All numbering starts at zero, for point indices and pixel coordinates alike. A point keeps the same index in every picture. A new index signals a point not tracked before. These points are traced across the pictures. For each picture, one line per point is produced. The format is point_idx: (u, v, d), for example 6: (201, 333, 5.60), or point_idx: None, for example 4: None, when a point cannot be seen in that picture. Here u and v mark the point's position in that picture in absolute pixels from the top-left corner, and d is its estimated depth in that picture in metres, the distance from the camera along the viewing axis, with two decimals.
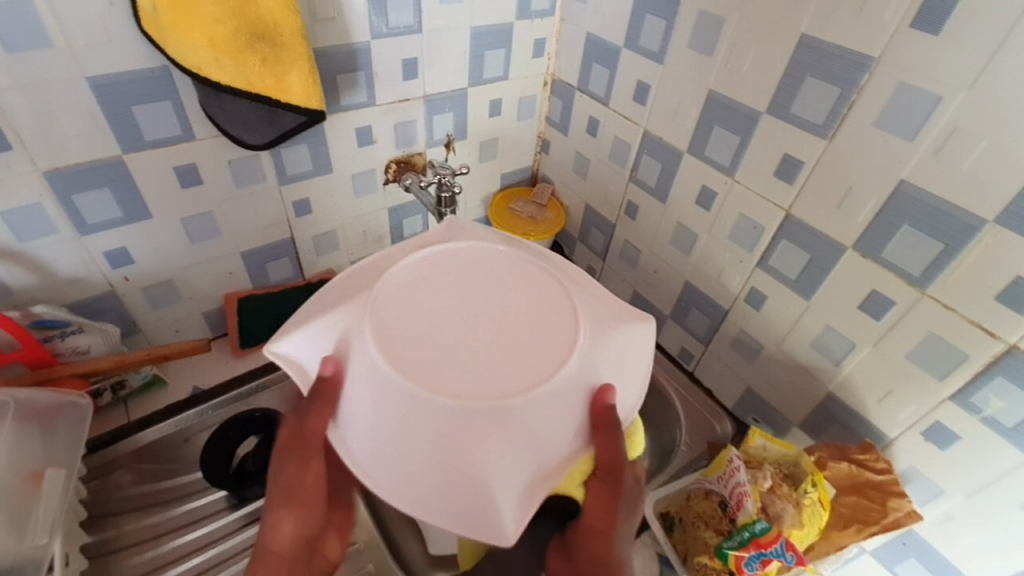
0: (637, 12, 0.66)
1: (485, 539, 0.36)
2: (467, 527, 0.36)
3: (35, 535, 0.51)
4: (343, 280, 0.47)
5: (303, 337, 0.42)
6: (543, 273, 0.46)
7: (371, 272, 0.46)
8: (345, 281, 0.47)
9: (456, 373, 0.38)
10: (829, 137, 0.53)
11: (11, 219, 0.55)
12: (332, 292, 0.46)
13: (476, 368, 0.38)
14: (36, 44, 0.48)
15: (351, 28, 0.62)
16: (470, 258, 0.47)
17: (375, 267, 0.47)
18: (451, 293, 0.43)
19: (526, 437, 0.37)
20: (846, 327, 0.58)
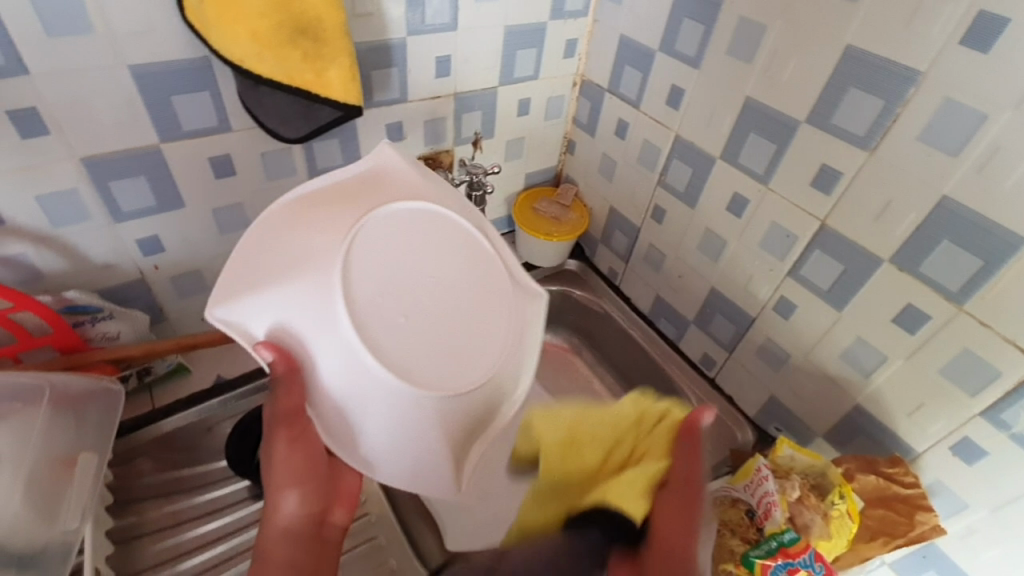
0: (673, 16, 0.66)
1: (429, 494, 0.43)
2: (419, 487, 0.43)
3: (66, 519, 0.51)
4: (282, 233, 0.44)
5: (255, 308, 0.41)
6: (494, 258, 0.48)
7: (321, 227, 0.43)
8: (288, 233, 0.43)
9: (424, 359, 0.41)
10: (871, 148, 0.52)
11: (46, 204, 0.55)
12: (273, 249, 0.43)
13: (435, 353, 0.41)
14: (78, 31, 0.48)
15: (388, 25, 0.62)
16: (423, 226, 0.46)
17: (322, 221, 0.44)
18: (409, 267, 0.43)
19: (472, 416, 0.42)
20: (878, 339, 0.58)
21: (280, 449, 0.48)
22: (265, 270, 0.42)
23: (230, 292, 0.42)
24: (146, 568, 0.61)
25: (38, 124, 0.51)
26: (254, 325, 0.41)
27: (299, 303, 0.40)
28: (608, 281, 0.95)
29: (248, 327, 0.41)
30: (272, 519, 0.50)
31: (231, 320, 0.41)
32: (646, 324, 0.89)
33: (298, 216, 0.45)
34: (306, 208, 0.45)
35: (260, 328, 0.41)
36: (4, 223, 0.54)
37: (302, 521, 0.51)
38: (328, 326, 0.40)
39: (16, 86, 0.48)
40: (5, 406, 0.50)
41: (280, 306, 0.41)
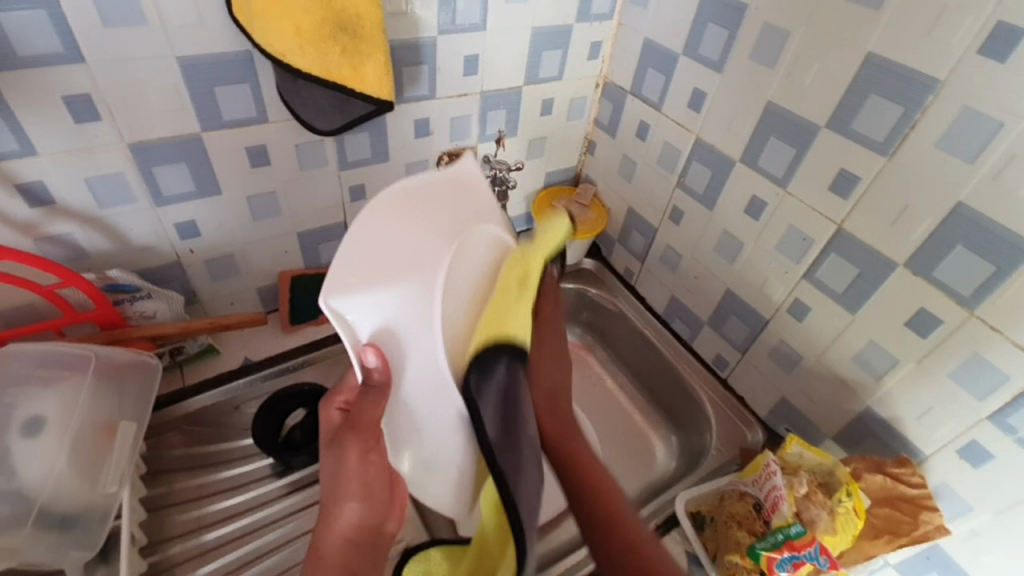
0: (698, 20, 0.67)
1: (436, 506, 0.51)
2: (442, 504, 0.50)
3: (105, 483, 0.54)
4: (387, 236, 0.43)
5: (379, 312, 0.44)
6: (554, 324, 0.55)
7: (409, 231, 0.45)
8: (391, 236, 0.44)
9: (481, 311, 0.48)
10: (889, 154, 0.53)
11: (94, 186, 0.59)
12: (376, 253, 0.43)
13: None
14: (132, 23, 0.51)
15: (420, 24, 0.65)
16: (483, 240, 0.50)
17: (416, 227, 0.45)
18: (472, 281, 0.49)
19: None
20: (890, 343, 0.59)
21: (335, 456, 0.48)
22: (376, 274, 0.43)
23: (354, 285, 0.43)
24: (174, 536, 0.64)
25: (91, 110, 0.54)
26: (358, 328, 0.43)
27: (403, 312, 0.45)
28: (623, 280, 0.97)
29: (365, 327, 0.44)
30: (329, 535, 0.46)
31: (341, 314, 0.42)
32: (660, 325, 0.91)
33: (383, 222, 0.43)
34: (399, 213, 0.44)
35: (364, 332, 0.44)
36: (55, 202, 0.58)
37: (363, 537, 0.47)
38: (423, 337, 0.45)
39: (73, 74, 0.51)
40: (53, 374, 0.56)
41: (383, 312, 0.44)
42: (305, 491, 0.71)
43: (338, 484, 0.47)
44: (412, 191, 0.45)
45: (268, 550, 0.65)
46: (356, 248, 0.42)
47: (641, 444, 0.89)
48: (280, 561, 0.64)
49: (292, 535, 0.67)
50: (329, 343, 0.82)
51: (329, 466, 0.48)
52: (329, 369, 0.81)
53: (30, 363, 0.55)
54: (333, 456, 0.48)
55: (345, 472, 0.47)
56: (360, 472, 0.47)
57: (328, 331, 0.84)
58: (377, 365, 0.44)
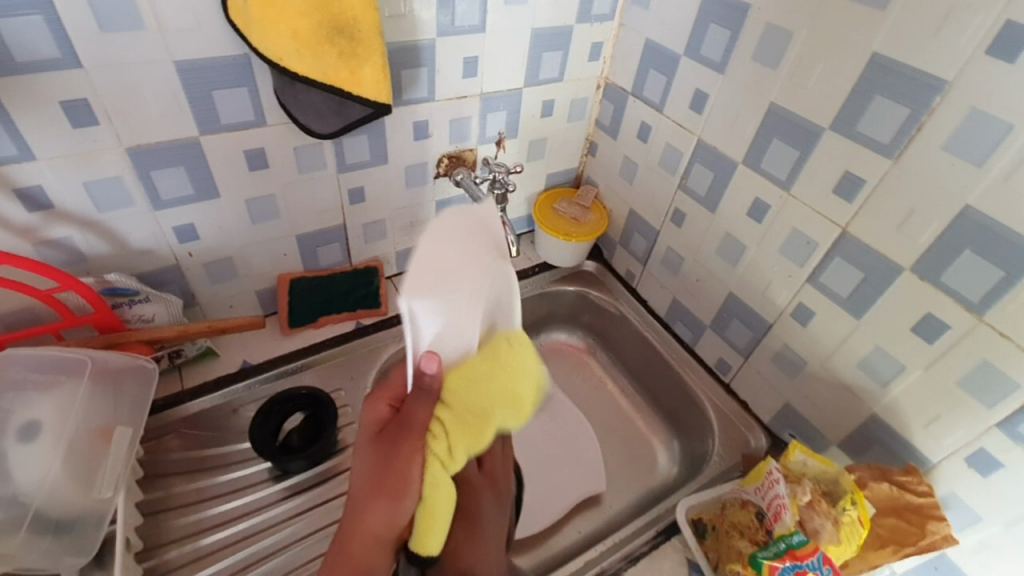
0: (700, 20, 0.66)
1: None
2: None
3: (100, 488, 0.54)
4: (458, 251, 0.39)
5: (449, 322, 0.40)
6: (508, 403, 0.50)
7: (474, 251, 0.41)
8: (461, 261, 0.40)
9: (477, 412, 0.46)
10: (895, 156, 0.52)
11: (92, 190, 0.59)
12: (442, 261, 0.38)
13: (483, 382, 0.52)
14: (129, 27, 0.51)
15: (419, 27, 0.64)
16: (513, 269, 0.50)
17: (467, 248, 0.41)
18: (506, 302, 0.49)
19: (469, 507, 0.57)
20: (896, 349, 0.58)
21: (369, 455, 0.43)
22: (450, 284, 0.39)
23: (436, 294, 0.37)
24: (171, 540, 0.63)
25: (89, 114, 0.54)
26: (424, 333, 0.38)
27: (458, 325, 0.40)
28: (625, 283, 0.96)
29: (428, 336, 0.39)
30: (357, 532, 0.43)
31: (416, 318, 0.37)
32: (662, 328, 0.90)
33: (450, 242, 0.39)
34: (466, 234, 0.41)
35: (426, 338, 0.39)
36: (54, 206, 0.58)
37: (392, 535, 0.43)
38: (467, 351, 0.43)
39: (71, 78, 0.51)
40: (50, 379, 0.56)
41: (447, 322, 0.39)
42: (304, 496, 0.70)
43: (365, 485, 0.42)
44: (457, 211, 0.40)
45: (266, 555, 0.65)
46: (429, 257, 0.37)
47: (644, 449, 0.88)
48: (278, 566, 0.64)
49: (292, 539, 0.67)
50: (329, 346, 0.82)
51: (361, 463, 0.43)
52: (328, 372, 0.80)
53: (26, 368, 0.55)
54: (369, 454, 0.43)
55: (373, 474, 0.42)
56: (387, 476, 0.41)
57: (327, 334, 0.84)
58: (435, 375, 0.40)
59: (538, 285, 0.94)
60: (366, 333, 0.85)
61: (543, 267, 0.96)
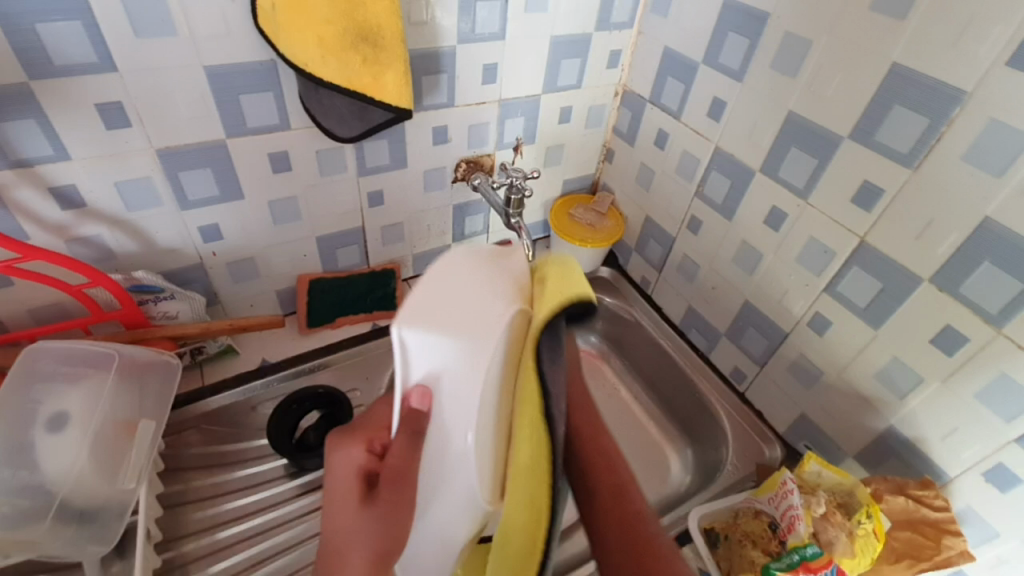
0: (719, 29, 0.67)
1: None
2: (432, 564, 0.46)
3: (124, 479, 0.55)
4: (466, 292, 0.41)
5: (437, 357, 0.39)
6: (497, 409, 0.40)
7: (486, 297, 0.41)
8: (465, 309, 0.40)
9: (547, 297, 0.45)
10: (915, 166, 0.52)
11: (123, 190, 0.61)
12: (446, 300, 0.40)
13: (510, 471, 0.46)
14: (162, 33, 0.53)
15: (439, 33, 0.65)
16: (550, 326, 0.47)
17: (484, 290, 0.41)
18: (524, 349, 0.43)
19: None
20: (913, 360, 0.57)
21: (358, 506, 0.42)
22: (452, 323, 0.39)
23: (429, 323, 0.39)
24: (189, 533, 0.65)
25: (121, 116, 0.56)
26: (414, 363, 0.39)
27: (455, 368, 0.39)
28: (640, 289, 0.96)
29: (422, 367, 0.39)
30: None
31: (405, 346, 0.38)
32: (676, 335, 0.90)
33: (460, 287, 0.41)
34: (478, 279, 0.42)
35: (418, 371, 0.39)
36: (85, 205, 0.60)
37: None
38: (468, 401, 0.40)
39: (106, 82, 0.53)
40: (78, 371, 0.58)
41: (440, 362, 0.39)
42: (319, 492, 0.72)
43: (357, 541, 0.41)
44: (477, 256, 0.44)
45: (278, 551, 0.66)
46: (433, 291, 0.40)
47: (656, 457, 0.87)
48: (288, 564, 0.65)
49: (307, 534, 0.68)
50: (346, 346, 0.83)
51: (338, 512, 0.43)
52: (345, 372, 0.82)
53: (57, 360, 0.58)
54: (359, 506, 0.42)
55: (373, 528, 0.41)
56: (391, 528, 0.41)
57: (344, 335, 0.85)
58: (422, 411, 0.40)
59: None
60: (382, 334, 0.86)
61: None
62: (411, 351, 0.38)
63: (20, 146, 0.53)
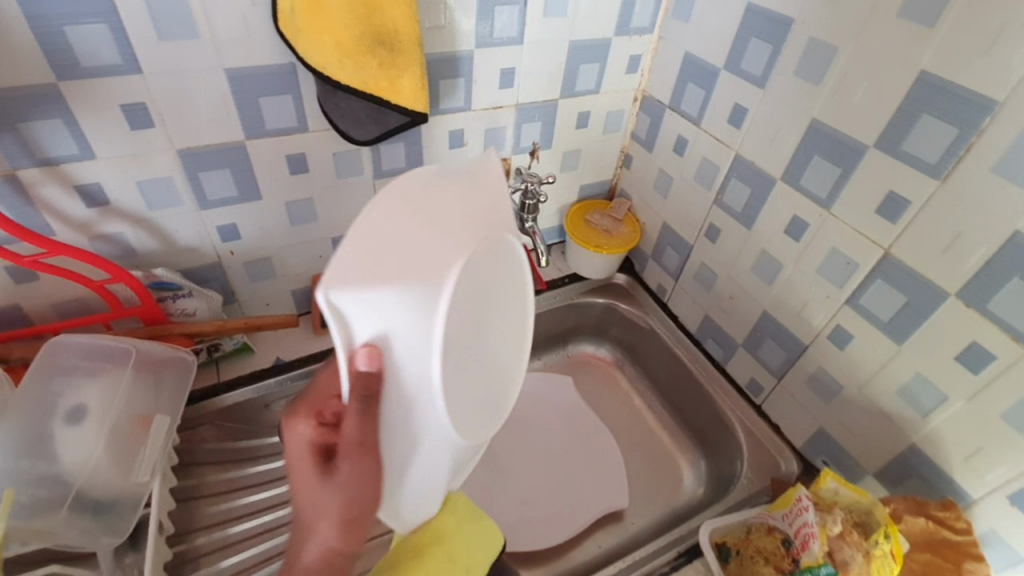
0: (741, 34, 0.65)
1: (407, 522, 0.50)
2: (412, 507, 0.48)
3: (139, 472, 0.56)
4: (404, 231, 0.37)
5: (383, 315, 0.37)
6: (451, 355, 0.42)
7: (431, 230, 0.38)
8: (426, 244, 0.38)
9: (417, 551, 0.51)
10: (942, 177, 0.50)
11: (145, 188, 0.62)
12: (388, 247, 0.36)
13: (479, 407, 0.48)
14: (186, 35, 0.54)
15: (457, 37, 0.65)
16: (496, 253, 0.47)
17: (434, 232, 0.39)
18: (472, 292, 0.44)
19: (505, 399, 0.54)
20: (937, 377, 0.55)
21: (321, 477, 0.43)
22: (392, 275, 0.36)
23: (366, 279, 0.35)
24: (200, 527, 0.66)
25: (145, 117, 0.57)
26: (358, 326, 0.37)
27: (406, 324, 0.37)
28: (656, 297, 0.94)
29: (364, 326, 0.37)
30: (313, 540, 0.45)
31: (340, 308, 0.35)
32: (692, 345, 0.88)
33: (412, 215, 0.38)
34: (426, 206, 0.39)
35: (363, 332, 0.37)
36: (109, 203, 0.61)
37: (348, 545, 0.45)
38: (421, 354, 0.38)
39: (130, 83, 0.54)
40: (97, 366, 0.59)
41: (389, 319, 0.37)
42: None
43: (330, 505, 0.43)
44: (432, 189, 0.40)
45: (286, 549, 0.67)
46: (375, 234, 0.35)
47: (668, 468, 0.86)
48: None
49: None
50: None
51: (307, 483, 0.44)
52: None
53: (78, 355, 0.59)
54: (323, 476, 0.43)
55: (343, 492, 0.43)
56: (364, 490, 0.43)
57: None
58: (372, 371, 0.38)
59: (566, 296, 0.93)
60: None
61: (573, 277, 0.95)
62: (346, 314, 0.35)
63: (48, 145, 0.55)
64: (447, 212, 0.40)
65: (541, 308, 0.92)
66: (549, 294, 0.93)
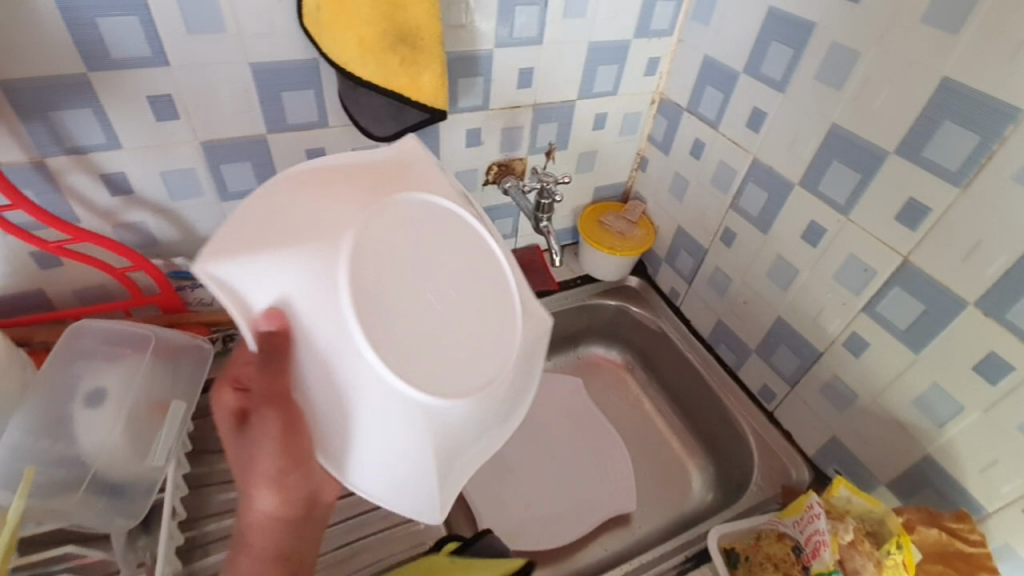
0: (762, 38, 0.65)
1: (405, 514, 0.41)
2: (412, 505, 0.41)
3: (154, 457, 0.57)
4: (284, 209, 0.40)
5: (274, 279, 0.37)
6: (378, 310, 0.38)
7: (326, 200, 0.40)
8: (305, 205, 0.40)
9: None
10: (963, 185, 0.50)
11: (168, 179, 0.63)
12: (266, 224, 0.39)
13: (460, 372, 0.40)
14: (213, 30, 0.55)
15: (478, 37, 0.66)
16: (450, 215, 0.45)
17: (329, 203, 0.40)
18: (413, 249, 0.41)
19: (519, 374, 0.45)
20: (954, 387, 0.55)
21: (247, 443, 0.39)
22: (270, 242, 0.38)
23: (241, 252, 0.38)
24: (211, 514, 0.66)
25: (170, 109, 0.58)
26: (253, 294, 0.38)
27: (298, 281, 0.37)
28: (668, 300, 0.94)
29: (253, 291, 0.38)
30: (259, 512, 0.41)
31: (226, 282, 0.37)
32: (704, 349, 0.87)
33: (278, 196, 0.41)
34: (317, 186, 0.41)
35: (261, 299, 0.37)
36: (133, 192, 0.63)
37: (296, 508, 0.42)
38: (325, 307, 0.37)
39: (155, 74, 0.55)
40: (117, 351, 0.61)
41: (279, 280, 0.37)
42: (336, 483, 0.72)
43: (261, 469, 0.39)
44: (306, 174, 0.43)
45: None
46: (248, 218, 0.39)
47: (677, 473, 0.86)
48: None
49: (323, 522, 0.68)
50: None
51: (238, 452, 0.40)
52: None
53: (98, 339, 0.61)
54: (244, 444, 0.40)
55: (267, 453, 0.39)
56: (288, 452, 0.38)
57: None
58: (272, 332, 0.37)
59: (578, 297, 0.93)
60: None
61: (585, 279, 0.96)
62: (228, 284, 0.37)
63: (75, 134, 0.56)
64: (350, 187, 0.42)
65: (553, 308, 0.92)
66: (561, 295, 0.93)
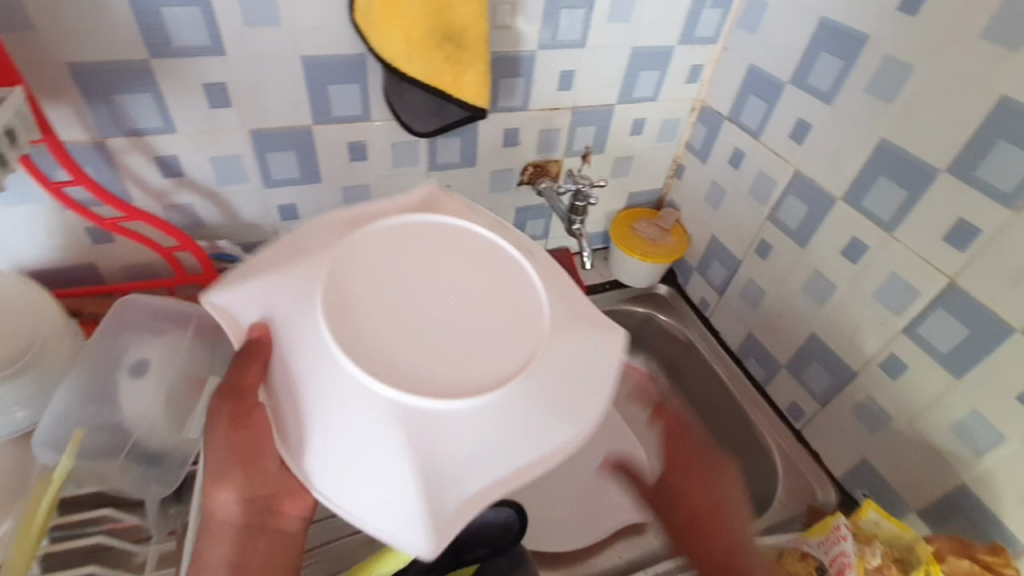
0: (810, 48, 0.64)
1: (402, 543, 0.37)
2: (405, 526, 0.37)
3: (190, 430, 0.59)
4: (285, 246, 0.47)
5: (262, 296, 0.43)
6: (352, 314, 0.40)
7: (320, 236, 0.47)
8: (301, 242, 0.47)
9: None
10: (1017, 207, 0.48)
11: (217, 164, 0.66)
12: (265, 258, 0.46)
13: (450, 373, 0.39)
14: (268, 22, 0.57)
15: (523, 38, 0.67)
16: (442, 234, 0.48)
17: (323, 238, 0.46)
18: (395, 265, 0.44)
19: (541, 383, 0.41)
20: (996, 415, 0.53)
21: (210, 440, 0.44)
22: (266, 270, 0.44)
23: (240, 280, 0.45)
24: None
25: (224, 97, 0.60)
26: (245, 311, 0.43)
27: (283, 296, 0.42)
28: (698, 310, 0.93)
29: (241, 306, 0.43)
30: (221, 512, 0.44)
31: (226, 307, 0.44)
32: (732, 361, 0.86)
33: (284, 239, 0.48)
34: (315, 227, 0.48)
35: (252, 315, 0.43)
36: (183, 175, 0.65)
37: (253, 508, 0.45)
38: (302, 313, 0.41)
39: (209, 63, 0.58)
40: (161, 326, 0.63)
41: (268, 297, 0.43)
42: None
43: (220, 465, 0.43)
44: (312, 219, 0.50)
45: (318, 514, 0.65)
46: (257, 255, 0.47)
47: None
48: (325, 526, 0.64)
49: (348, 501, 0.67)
50: None
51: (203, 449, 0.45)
52: None
53: (145, 315, 0.64)
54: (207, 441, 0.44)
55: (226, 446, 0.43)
56: (245, 446, 0.43)
57: None
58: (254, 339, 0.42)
59: (606, 301, 0.93)
60: None
61: (614, 284, 0.95)
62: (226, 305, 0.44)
63: (135, 117, 0.59)
64: (346, 225, 0.48)
65: None
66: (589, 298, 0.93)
